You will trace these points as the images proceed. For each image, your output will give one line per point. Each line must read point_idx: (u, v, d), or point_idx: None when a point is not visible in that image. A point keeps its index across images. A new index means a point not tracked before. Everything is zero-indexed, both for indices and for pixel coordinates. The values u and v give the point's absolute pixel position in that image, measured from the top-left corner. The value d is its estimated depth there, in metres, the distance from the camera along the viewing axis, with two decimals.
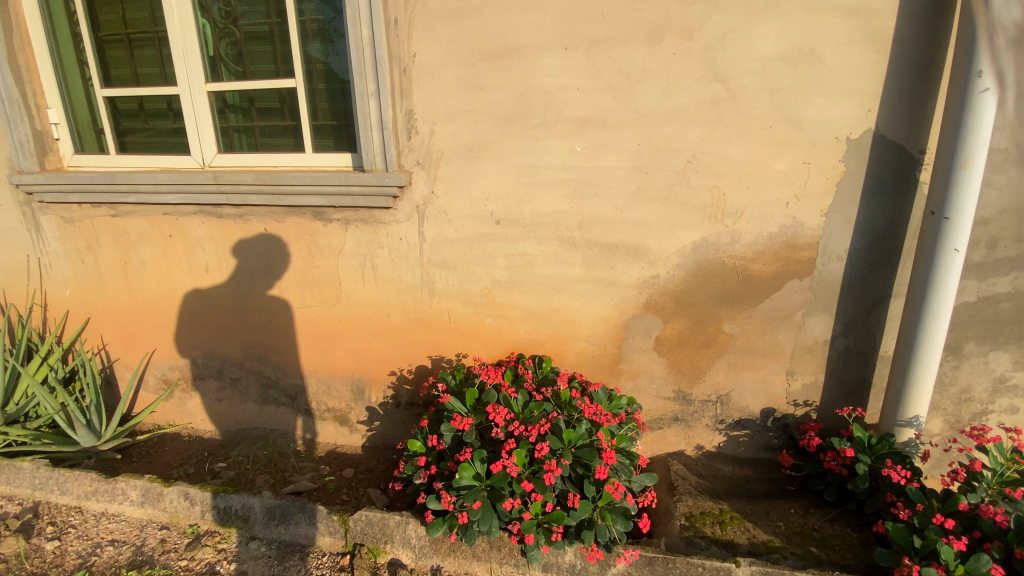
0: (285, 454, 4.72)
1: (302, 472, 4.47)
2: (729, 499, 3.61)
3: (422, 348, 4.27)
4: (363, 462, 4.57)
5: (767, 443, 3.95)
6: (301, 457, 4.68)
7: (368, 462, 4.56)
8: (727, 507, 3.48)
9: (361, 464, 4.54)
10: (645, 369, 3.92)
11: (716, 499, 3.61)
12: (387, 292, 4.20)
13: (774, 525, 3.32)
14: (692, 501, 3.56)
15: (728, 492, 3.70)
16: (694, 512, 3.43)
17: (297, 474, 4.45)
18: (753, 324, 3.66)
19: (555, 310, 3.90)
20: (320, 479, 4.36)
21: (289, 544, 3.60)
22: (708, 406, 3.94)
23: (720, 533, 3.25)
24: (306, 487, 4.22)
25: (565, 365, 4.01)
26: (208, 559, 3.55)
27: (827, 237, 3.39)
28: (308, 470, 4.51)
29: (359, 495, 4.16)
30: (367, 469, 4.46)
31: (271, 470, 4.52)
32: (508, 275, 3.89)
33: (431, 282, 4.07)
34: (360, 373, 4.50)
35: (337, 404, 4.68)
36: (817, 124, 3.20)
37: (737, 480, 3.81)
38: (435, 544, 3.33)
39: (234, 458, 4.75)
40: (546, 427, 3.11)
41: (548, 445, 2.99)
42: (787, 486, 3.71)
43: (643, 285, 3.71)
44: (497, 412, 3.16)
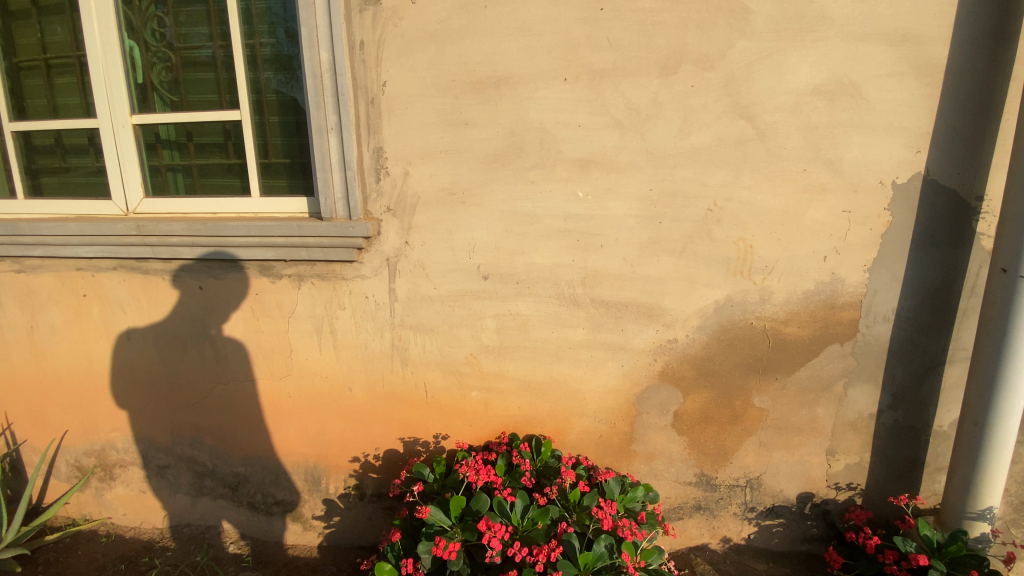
0: (223, 559, 3.91)
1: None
2: None
3: (394, 428, 3.57)
4: (319, 568, 3.76)
5: (805, 534, 3.33)
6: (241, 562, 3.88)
7: (326, 569, 3.75)
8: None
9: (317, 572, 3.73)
10: (661, 450, 3.29)
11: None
12: (350, 362, 3.49)
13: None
14: None
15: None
16: None
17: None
18: (787, 396, 3.09)
19: (554, 383, 3.26)
20: None
21: None
22: (736, 492, 3.32)
23: None
24: None
25: (566, 446, 3.36)
26: None
27: (872, 295, 2.90)
28: None
29: None
30: None
31: None
32: (498, 342, 3.24)
33: (403, 350, 3.39)
34: (315, 460, 3.80)
35: (288, 495, 3.93)
36: (858, 167, 2.76)
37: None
38: None
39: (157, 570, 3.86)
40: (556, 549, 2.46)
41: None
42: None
43: (656, 351, 3.10)
44: (493, 530, 2.51)
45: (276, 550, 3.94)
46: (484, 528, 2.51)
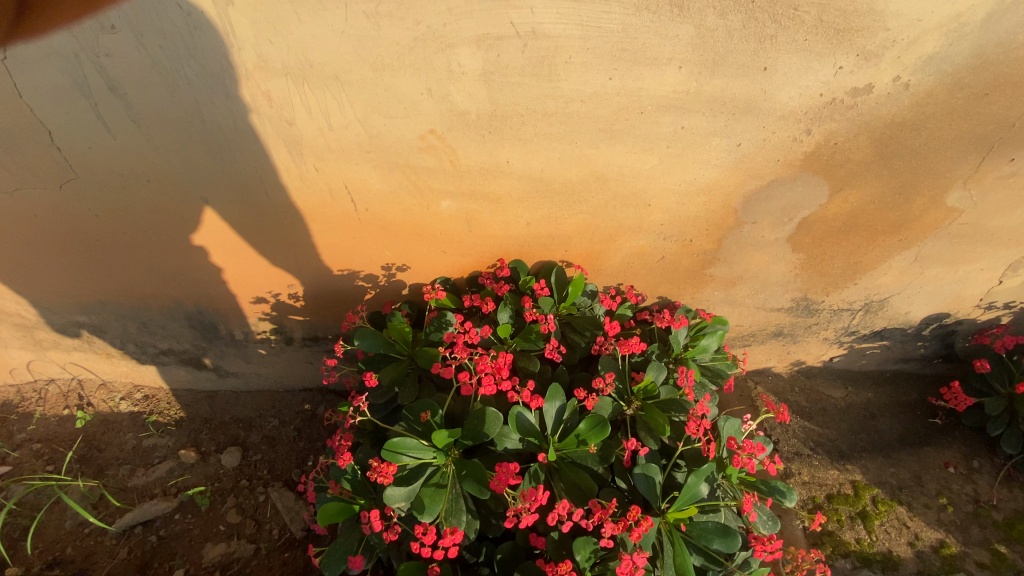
0: (117, 424, 2.52)
1: (148, 472, 2.32)
2: (860, 459, 2.16)
3: (314, 262, 1.98)
4: (255, 426, 2.52)
5: (905, 354, 2.40)
6: (142, 427, 2.51)
7: (264, 426, 2.53)
8: (862, 481, 2.09)
9: (254, 431, 2.50)
10: (754, 271, 1.96)
11: (840, 465, 2.14)
12: (183, 152, 1.63)
13: (935, 509, 2.05)
14: (809, 472, 2.11)
15: (854, 446, 2.20)
16: (821, 494, 2.04)
17: (139, 473, 2.33)
18: (1009, 189, 1.74)
19: (595, 182, 1.65)
20: (184, 479, 2.30)
21: None
22: (841, 316, 2.18)
23: (870, 542, 1.93)
24: (161, 511, 2.16)
25: (604, 274, 1.97)
26: None
27: None
28: (162, 457, 2.40)
29: (260, 507, 2.23)
30: (270, 437, 2.48)
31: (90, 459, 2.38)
32: (489, 107, 1.46)
33: (284, 126, 1.53)
34: (178, 301, 2.20)
35: (177, 344, 2.43)
36: None
37: (856, 415, 2.31)
38: None
39: (22, 453, 2.39)
40: (647, 522, 1.33)
41: (645, 556, 1.33)
42: (930, 421, 2.34)
43: (818, 116, 1.51)
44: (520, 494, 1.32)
45: (186, 404, 2.61)
46: (502, 488, 1.32)
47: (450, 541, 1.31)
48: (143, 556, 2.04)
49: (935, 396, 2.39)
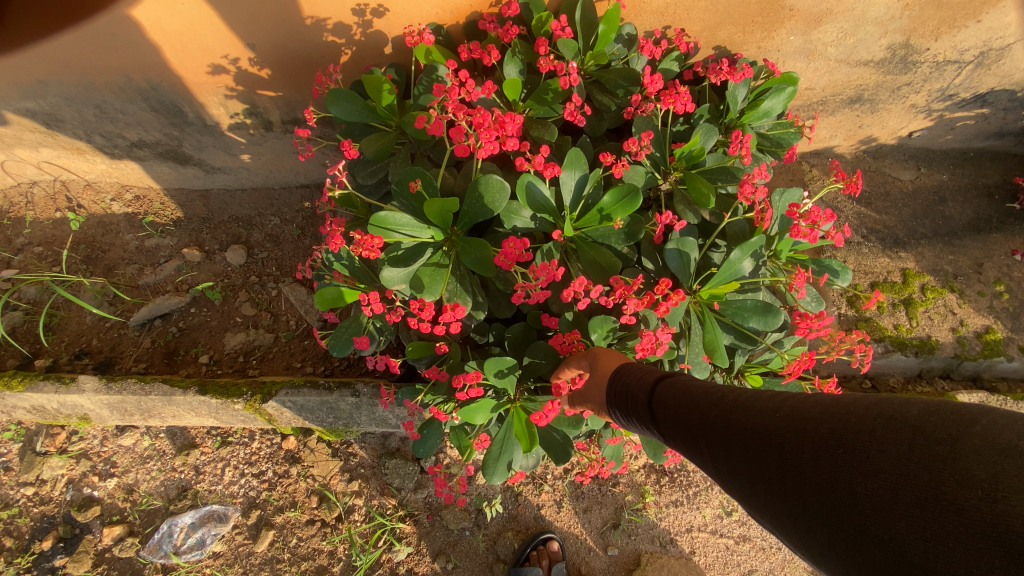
0: (114, 226, 2.33)
1: (157, 271, 2.25)
2: (916, 247, 1.93)
3: (276, 8, 1.54)
4: (256, 224, 2.34)
5: (1003, 127, 1.98)
6: (140, 227, 2.33)
7: (265, 225, 2.34)
8: (914, 269, 1.90)
9: (256, 229, 2.33)
10: (849, 2, 1.46)
11: (893, 252, 1.92)
12: None
13: (989, 296, 1.89)
14: (855, 262, 1.91)
15: (912, 233, 1.95)
16: (866, 283, 1.88)
17: (149, 272, 2.25)
18: None
19: None
20: (194, 277, 2.24)
21: (172, 432, 1.94)
22: (944, 73, 1.72)
23: (908, 329, 1.83)
24: (176, 306, 2.17)
25: (642, 13, 1.51)
26: (34, 485, 1.86)
27: None
28: (167, 258, 2.29)
29: (275, 302, 2.20)
30: (275, 236, 2.32)
31: (95, 262, 2.28)
32: None
33: None
34: (127, 76, 1.78)
35: (148, 134, 2.07)
36: None
37: (923, 200, 2.01)
38: (400, 413, 1.77)
39: (24, 258, 2.29)
40: (676, 298, 1.17)
41: (670, 332, 1.20)
42: (1007, 205, 2.02)
43: None
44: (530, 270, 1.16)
45: (181, 203, 2.38)
46: (510, 264, 1.16)
47: (451, 316, 1.22)
48: (169, 345, 2.13)
49: (1022, 176, 2.04)
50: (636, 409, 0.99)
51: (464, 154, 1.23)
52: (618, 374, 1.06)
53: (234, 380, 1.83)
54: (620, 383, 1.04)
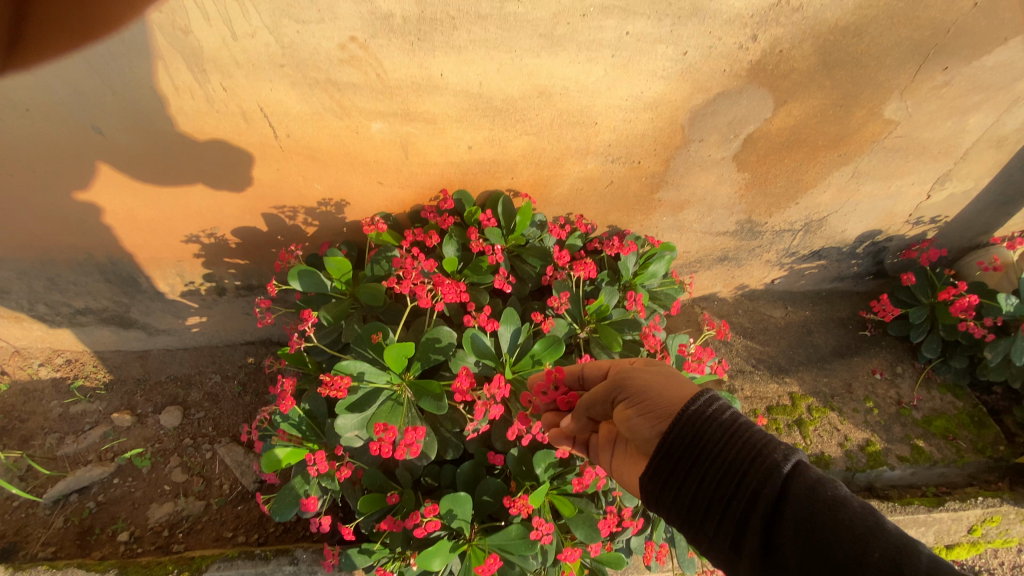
0: (38, 393, 2.25)
1: (80, 439, 2.15)
2: (797, 373, 2.29)
3: (240, 200, 1.80)
4: (195, 383, 2.36)
5: (840, 273, 2.51)
6: (67, 393, 2.27)
7: (204, 383, 2.36)
8: (798, 392, 2.23)
9: (194, 388, 2.34)
10: (700, 194, 1.95)
11: (779, 379, 2.26)
12: (58, 73, 1.36)
13: (863, 412, 2.22)
14: (750, 388, 2.22)
15: (791, 361, 2.32)
16: (762, 408, 2.16)
17: (70, 440, 2.14)
18: (941, 101, 1.75)
19: (538, 98, 1.57)
20: (122, 443, 2.16)
21: None
22: (782, 238, 2.24)
23: (804, 447, 2.09)
24: (96, 478, 2.04)
25: (551, 203, 1.93)
26: None
27: None
28: (93, 423, 2.21)
29: (209, 465, 2.14)
30: (214, 395, 2.33)
31: (10, 432, 2.15)
32: (415, 10, 1.31)
33: (177, 38, 1.31)
34: (87, 254, 1.92)
35: (96, 302, 2.14)
36: None
37: (794, 332, 2.43)
38: None
39: None
40: None
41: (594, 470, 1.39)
42: (861, 332, 2.48)
43: (763, 22, 1.42)
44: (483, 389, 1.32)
45: (116, 366, 2.36)
46: (465, 386, 1.32)
47: (412, 438, 1.30)
48: (82, 523, 1.96)
49: (865, 309, 2.54)
50: (739, 485, 0.79)
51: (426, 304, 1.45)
52: (704, 428, 0.88)
53: (159, 558, 1.71)
54: (715, 436, 0.86)
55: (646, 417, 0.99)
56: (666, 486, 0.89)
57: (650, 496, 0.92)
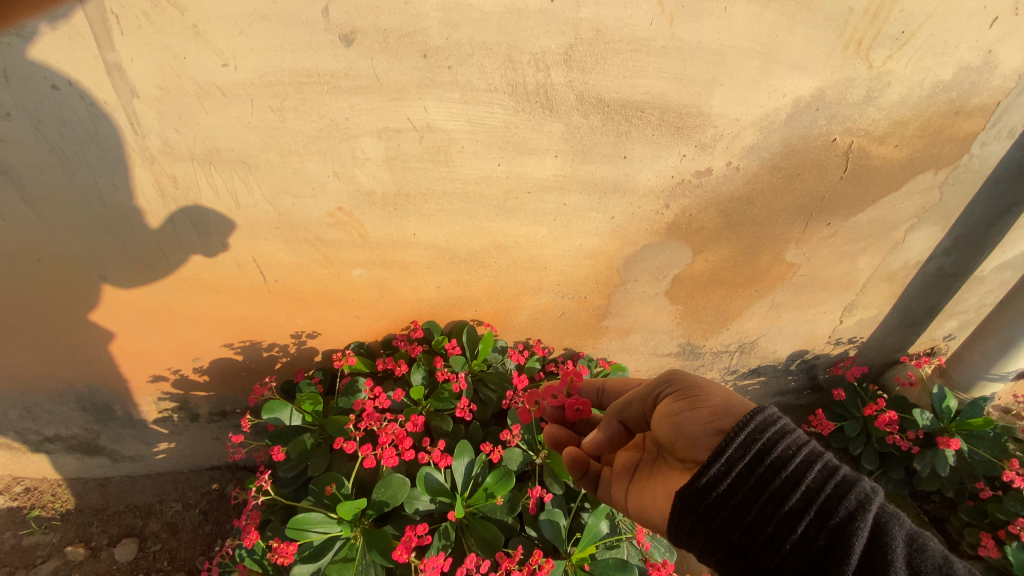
0: None
1: None
2: None
3: (225, 333, 1.97)
4: (155, 513, 2.33)
5: (780, 388, 2.74)
6: (21, 524, 2.23)
7: (165, 512, 2.34)
8: None
9: (154, 518, 2.32)
10: (643, 322, 2.21)
11: None
12: (77, 231, 1.62)
13: None
14: None
15: None
16: None
17: None
18: (832, 246, 2.11)
19: (496, 249, 1.86)
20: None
21: None
22: (721, 358, 2.48)
23: None
24: None
25: (511, 331, 2.15)
26: None
27: (1015, 96, 1.79)
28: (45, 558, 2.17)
29: None
30: (174, 525, 2.31)
31: None
32: (393, 187, 1.63)
33: (189, 206, 1.59)
34: (69, 383, 2.01)
35: (67, 429, 2.18)
36: None
37: None
38: None
39: None
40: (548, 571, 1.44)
41: None
42: None
43: (673, 192, 1.78)
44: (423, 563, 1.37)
45: (75, 495, 2.33)
46: (404, 557, 1.36)
47: None
48: None
49: (807, 422, 2.73)
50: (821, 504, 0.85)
51: (371, 465, 1.53)
52: (764, 436, 0.99)
53: None
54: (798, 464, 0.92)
55: (695, 419, 1.15)
56: (722, 489, 0.97)
57: (697, 499, 1.00)
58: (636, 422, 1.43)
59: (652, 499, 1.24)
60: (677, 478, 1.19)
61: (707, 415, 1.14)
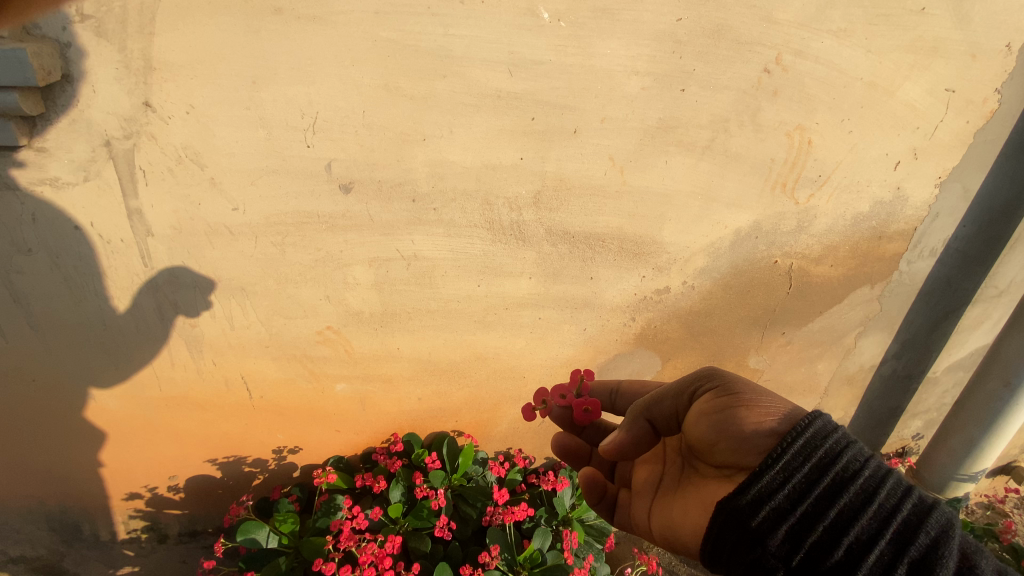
0: None
1: None
2: None
3: (204, 449, 1.98)
4: None
5: None
6: None
7: None
8: None
9: None
10: None
11: None
12: (75, 353, 1.71)
13: None
14: None
15: None
16: None
17: None
18: (790, 353, 2.27)
19: (476, 361, 1.96)
20: None
21: None
22: None
23: None
24: None
25: (492, 440, 2.18)
26: None
27: (929, 222, 1.99)
28: None
29: None
30: None
31: None
32: (380, 307, 1.77)
33: (186, 328, 1.71)
34: (39, 504, 1.97)
35: (28, 553, 2.10)
36: (992, 15, 1.62)
37: None
38: None
39: None
40: None
41: None
42: None
43: (637, 307, 1.95)
44: None
45: None
46: None
47: None
48: None
49: None
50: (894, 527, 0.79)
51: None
52: (826, 446, 0.91)
53: None
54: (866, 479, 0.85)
55: (745, 421, 1.04)
56: (782, 500, 0.88)
57: (750, 510, 0.90)
58: (663, 424, 1.27)
59: (684, 513, 1.12)
60: (711, 487, 1.08)
61: (757, 417, 1.04)
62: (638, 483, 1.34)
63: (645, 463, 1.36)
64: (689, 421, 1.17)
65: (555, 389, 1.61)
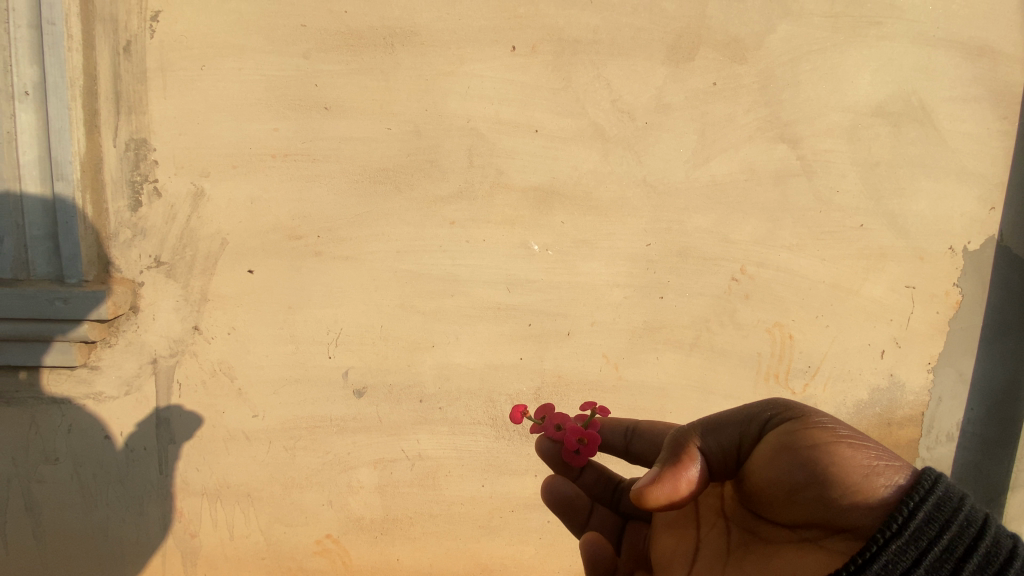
0: None
1: None
2: None
3: None
4: None
5: None
6: None
7: None
8: None
9: None
10: None
11: None
12: (70, 566, 1.68)
13: None
14: None
15: None
16: None
17: None
18: None
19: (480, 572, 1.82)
20: None
21: None
22: None
23: None
24: None
25: None
26: None
27: (934, 405, 1.98)
28: None
29: None
30: None
31: None
32: (381, 512, 1.74)
33: (185, 538, 1.68)
34: None
35: None
36: (926, 226, 1.87)
37: None
38: None
39: None
40: None
41: None
42: None
43: None
44: None
45: None
46: None
47: None
48: None
49: None
50: None
51: None
52: (958, 514, 0.82)
53: None
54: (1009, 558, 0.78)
55: (852, 464, 0.91)
56: None
57: None
58: (719, 463, 1.04)
59: None
60: (794, 557, 0.93)
61: (868, 462, 0.92)
62: (664, 554, 1.11)
63: (669, 528, 1.14)
64: (761, 457, 0.99)
65: (556, 416, 1.35)
